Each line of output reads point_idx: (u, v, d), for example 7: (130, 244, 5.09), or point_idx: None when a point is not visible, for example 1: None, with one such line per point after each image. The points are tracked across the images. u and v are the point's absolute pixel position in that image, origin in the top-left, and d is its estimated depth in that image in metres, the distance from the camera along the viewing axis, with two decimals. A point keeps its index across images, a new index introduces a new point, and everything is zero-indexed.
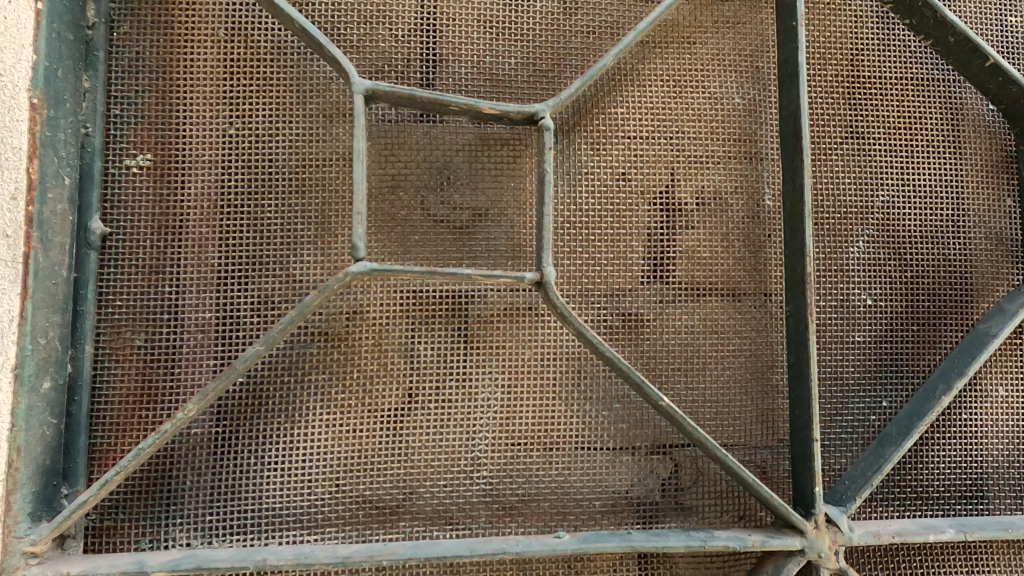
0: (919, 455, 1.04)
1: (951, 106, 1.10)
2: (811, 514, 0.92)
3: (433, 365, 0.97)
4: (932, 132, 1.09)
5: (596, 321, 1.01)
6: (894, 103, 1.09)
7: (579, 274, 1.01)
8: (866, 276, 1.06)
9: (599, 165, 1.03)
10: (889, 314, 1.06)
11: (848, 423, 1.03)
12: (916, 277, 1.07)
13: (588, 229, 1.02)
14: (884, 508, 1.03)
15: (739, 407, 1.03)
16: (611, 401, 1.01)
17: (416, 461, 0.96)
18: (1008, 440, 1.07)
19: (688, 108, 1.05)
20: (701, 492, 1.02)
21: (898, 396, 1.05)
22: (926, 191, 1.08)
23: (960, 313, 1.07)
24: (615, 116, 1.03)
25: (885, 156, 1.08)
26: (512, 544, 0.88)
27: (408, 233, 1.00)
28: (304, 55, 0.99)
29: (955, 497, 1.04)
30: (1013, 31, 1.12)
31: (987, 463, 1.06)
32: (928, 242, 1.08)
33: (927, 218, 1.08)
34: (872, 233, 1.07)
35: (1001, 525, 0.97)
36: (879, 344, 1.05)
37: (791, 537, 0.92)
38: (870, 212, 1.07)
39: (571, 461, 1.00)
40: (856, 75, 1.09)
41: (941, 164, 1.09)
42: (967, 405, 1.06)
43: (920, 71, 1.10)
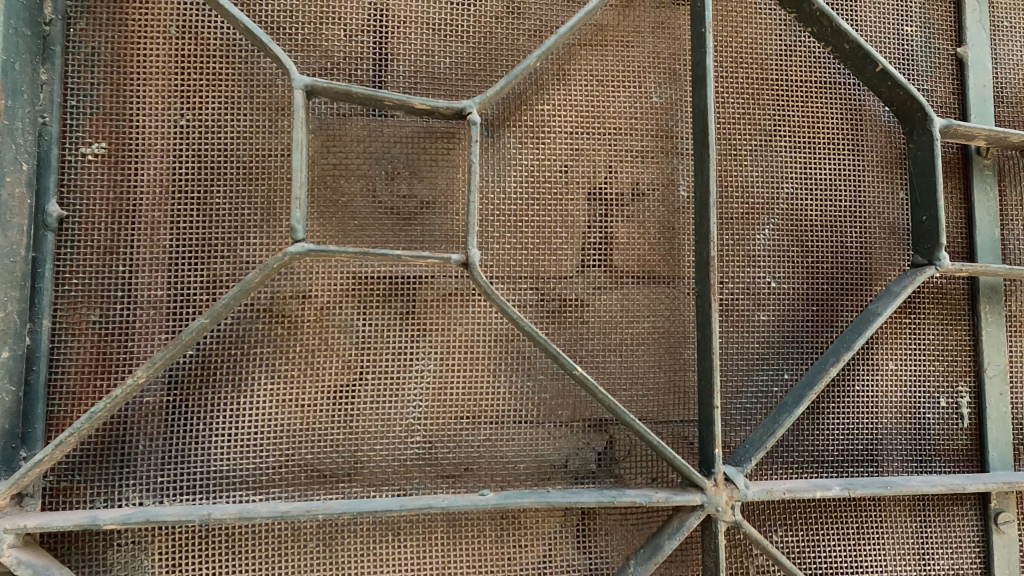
0: (816, 422, 1.15)
1: (850, 108, 1.21)
2: (711, 474, 1.03)
3: (371, 339, 1.06)
4: (833, 131, 1.20)
5: (522, 300, 1.11)
6: (798, 104, 1.19)
7: (508, 258, 1.11)
8: (770, 261, 1.17)
9: (526, 158, 1.12)
10: (791, 295, 1.17)
11: (752, 394, 1.14)
12: (816, 262, 1.18)
13: (516, 216, 1.11)
14: (783, 470, 1.14)
15: (653, 379, 1.13)
16: (535, 373, 1.11)
17: (354, 428, 1.05)
18: (898, 409, 1.18)
19: (610, 107, 1.15)
20: (619, 458, 1.12)
21: (797, 369, 1.16)
22: (827, 185, 1.19)
23: (855, 295, 1.19)
24: (542, 113, 1.13)
25: (790, 152, 1.19)
26: (439, 500, 0.97)
27: (349, 219, 1.09)
28: (251, 53, 1.07)
29: (848, 461, 1.16)
30: (908, 39, 1.23)
31: (878, 430, 1.18)
32: (827, 231, 1.19)
33: (828, 209, 1.19)
34: (777, 222, 1.17)
35: (883, 483, 1.08)
36: (782, 322, 1.16)
37: (692, 493, 1.02)
38: (775, 203, 1.18)
39: (499, 428, 1.09)
40: (764, 77, 1.19)
41: (841, 159, 1.20)
42: (860, 378, 1.17)
43: (823, 76, 1.21)
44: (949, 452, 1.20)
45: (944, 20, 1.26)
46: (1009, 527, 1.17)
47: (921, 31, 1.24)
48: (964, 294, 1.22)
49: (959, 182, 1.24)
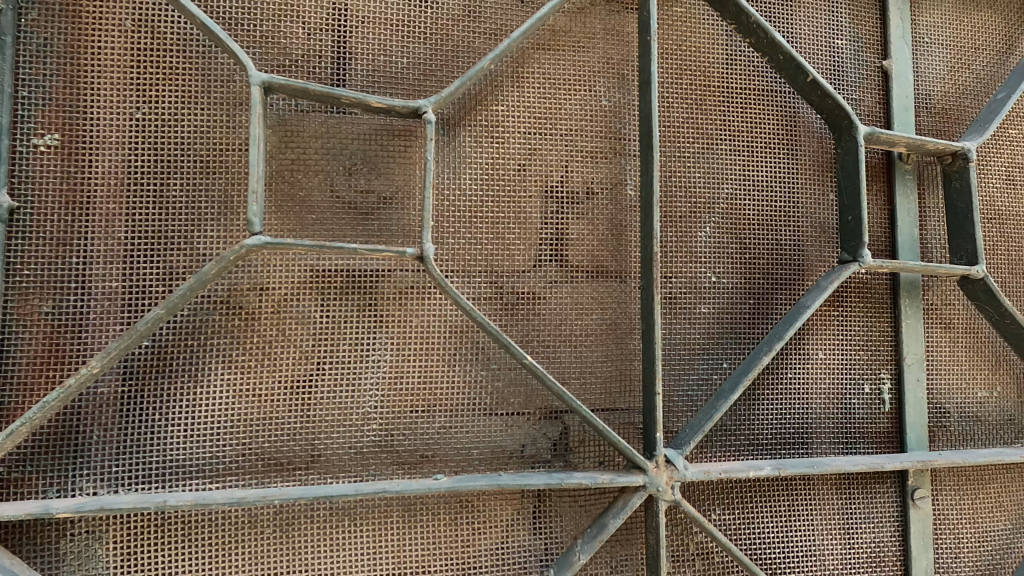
0: (751, 408, 1.24)
1: (786, 114, 1.30)
2: (653, 456, 1.09)
3: (327, 330, 1.09)
4: (770, 135, 1.29)
5: (476, 293, 1.15)
6: (738, 110, 1.27)
7: (463, 252, 1.15)
8: (710, 257, 1.24)
9: (480, 156, 1.17)
10: (730, 289, 1.25)
11: (693, 381, 1.22)
12: (754, 259, 1.26)
13: (471, 212, 1.16)
14: (721, 453, 1.22)
15: (600, 368, 1.19)
16: (488, 362, 1.15)
17: (311, 416, 1.08)
18: (826, 395, 1.28)
19: (561, 109, 1.21)
20: (568, 443, 1.18)
21: (735, 358, 1.23)
22: (764, 186, 1.28)
23: (789, 289, 1.27)
24: (496, 114, 1.18)
25: (730, 155, 1.27)
26: (393, 484, 1.01)
27: (306, 212, 1.11)
28: (208, 48, 1.08)
29: (781, 443, 1.25)
30: (838, 52, 1.33)
31: (809, 415, 1.27)
32: (764, 229, 1.27)
33: (764, 209, 1.27)
34: (717, 221, 1.25)
35: (810, 463, 1.17)
36: (721, 314, 1.24)
37: (635, 475, 1.09)
38: (716, 203, 1.25)
39: (453, 415, 1.14)
40: (707, 84, 1.26)
41: (777, 163, 1.29)
42: (792, 366, 1.26)
43: (761, 84, 1.29)
44: (873, 434, 1.30)
45: (871, 34, 1.35)
46: (925, 502, 1.28)
47: (850, 45, 1.34)
48: (886, 288, 1.32)
49: (883, 185, 1.34)
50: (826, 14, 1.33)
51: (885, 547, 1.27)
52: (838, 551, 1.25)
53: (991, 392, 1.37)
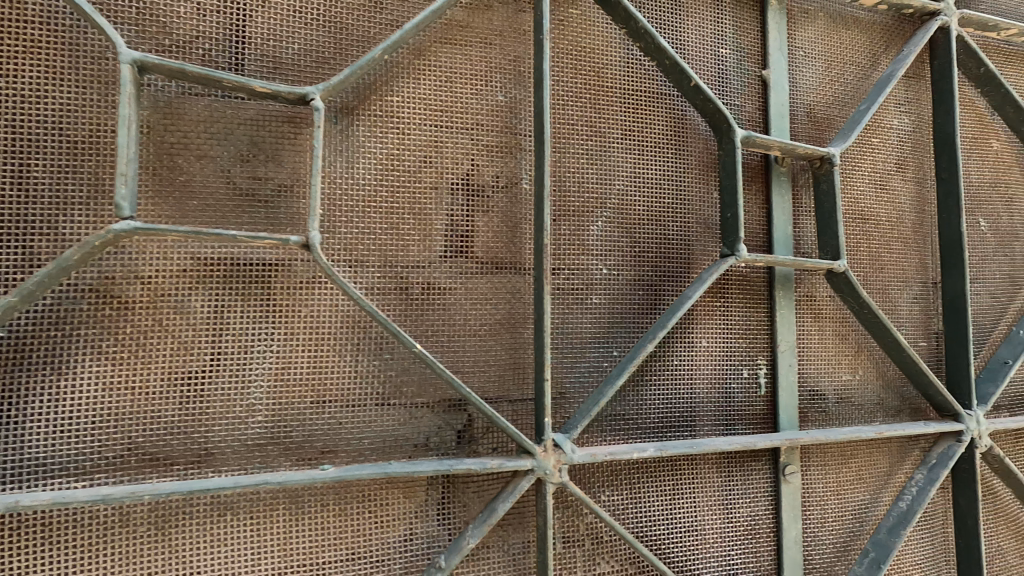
0: (638, 393, 1.31)
1: (674, 116, 1.38)
2: (541, 441, 1.14)
3: (209, 320, 1.06)
4: (658, 136, 1.36)
5: (369, 283, 1.15)
6: (629, 111, 1.34)
7: (356, 242, 1.15)
8: (602, 250, 1.30)
9: (375, 146, 1.17)
10: (620, 280, 1.31)
11: (585, 369, 1.27)
12: (643, 252, 1.33)
13: (364, 202, 1.16)
14: (610, 437, 1.28)
15: (493, 356, 1.22)
16: (381, 352, 1.16)
17: (191, 409, 1.04)
18: (708, 380, 1.37)
19: (458, 102, 1.23)
20: (460, 430, 1.20)
21: (624, 346, 1.30)
22: (652, 183, 1.35)
23: (675, 281, 1.35)
24: (391, 104, 1.18)
25: (621, 153, 1.33)
26: (275, 476, 0.98)
27: (187, 198, 1.07)
28: (76, 22, 1.02)
29: (667, 426, 1.32)
30: (722, 60, 1.43)
31: (692, 399, 1.35)
32: (652, 224, 1.34)
33: (653, 205, 1.35)
34: (609, 215, 1.31)
35: (690, 444, 1.25)
36: (612, 304, 1.30)
37: (523, 459, 1.12)
38: (607, 198, 1.31)
39: (343, 406, 1.13)
40: (601, 85, 1.32)
41: (665, 162, 1.36)
42: (677, 353, 1.34)
43: (651, 86, 1.36)
44: (750, 416, 1.40)
45: (752, 45, 1.46)
46: (794, 477, 1.39)
47: (733, 54, 1.44)
48: (763, 281, 1.43)
49: (760, 186, 1.45)
50: (712, 24, 1.42)
51: (759, 520, 1.38)
52: (717, 525, 1.34)
53: (853, 375, 1.51)
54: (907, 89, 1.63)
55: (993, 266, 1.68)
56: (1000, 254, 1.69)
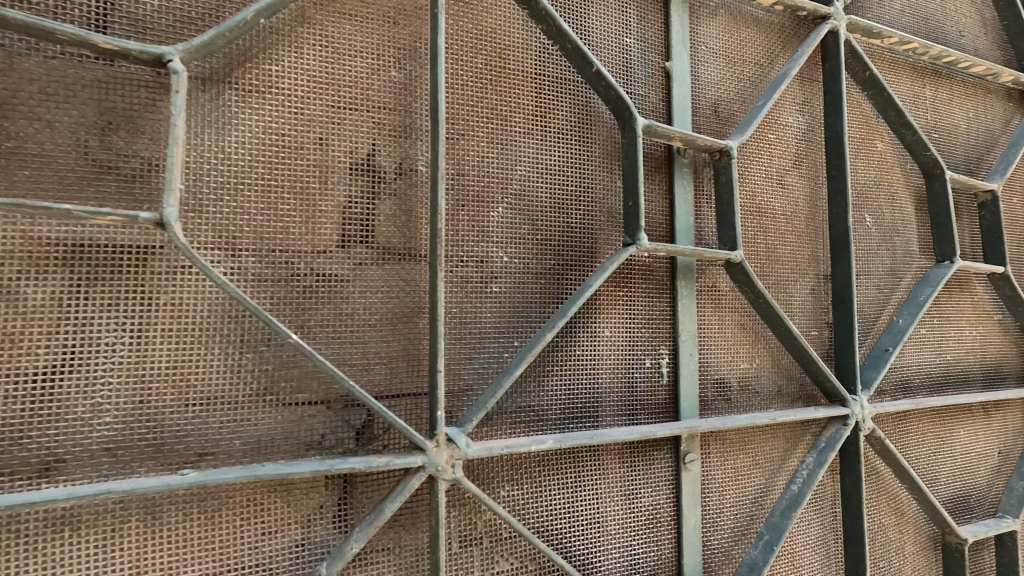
0: (539, 384, 1.28)
1: (578, 102, 1.36)
2: (433, 436, 1.08)
3: (45, 310, 0.99)
4: (562, 121, 1.34)
5: (240, 269, 1.07)
6: (532, 95, 1.32)
7: (227, 224, 1.07)
8: (502, 237, 1.27)
9: (251, 118, 1.09)
10: (522, 268, 1.28)
11: (484, 360, 1.22)
12: (545, 241, 1.30)
13: (238, 179, 1.08)
14: (511, 430, 1.25)
15: (385, 347, 1.16)
16: (255, 345, 1.10)
17: (21, 410, 0.96)
18: (610, 370, 1.37)
19: (347, 75, 1.16)
20: (354, 426, 1.16)
21: (525, 336, 1.26)
22: (556, 170, 1.33)
23: (578, 270, 1.33)
24: (269, 74, 1.10)
25: (523, 137, 1.30)
26: (120, 484, 0.89)
27: (17, 167, 0.99)
28: None
29: (568, 418, 1.31)
30: (627, 49, 1.43)
31: (594, 390, 1.35)
32: (554, 212, 1.32)
33: (556, 192, 1.33)
34: (509, 201, 1.28)
35: (590, 435, 1.23)
36: (513, 293, 1.26)
37: (414, 455, 1.07)
38: (508, 183, 1.28)
39: (209, 402, 1.06)
40: (502, 67, 1.29)
41: (568, 149, 1.35)
42: (578, 344, 1.33)
43: (555, 71, 1.34)
44: (652, 406, 1.41)
45: (656, 36, 1.47)
46: (694, 465, 1.41)
47: (638, 44, 1.44)
48: (666, 271, 1.44)
49: (664, 177, 1.46)
50: (617, 12, 1.42)
51: (660, 509, 1.39)
52: (618, 517, 1.34)
53: (751, 363, 1.55)
54: (801, 89, 1.71)
55: (877, 260, 1.79)
56: (883, 249, 1.80)
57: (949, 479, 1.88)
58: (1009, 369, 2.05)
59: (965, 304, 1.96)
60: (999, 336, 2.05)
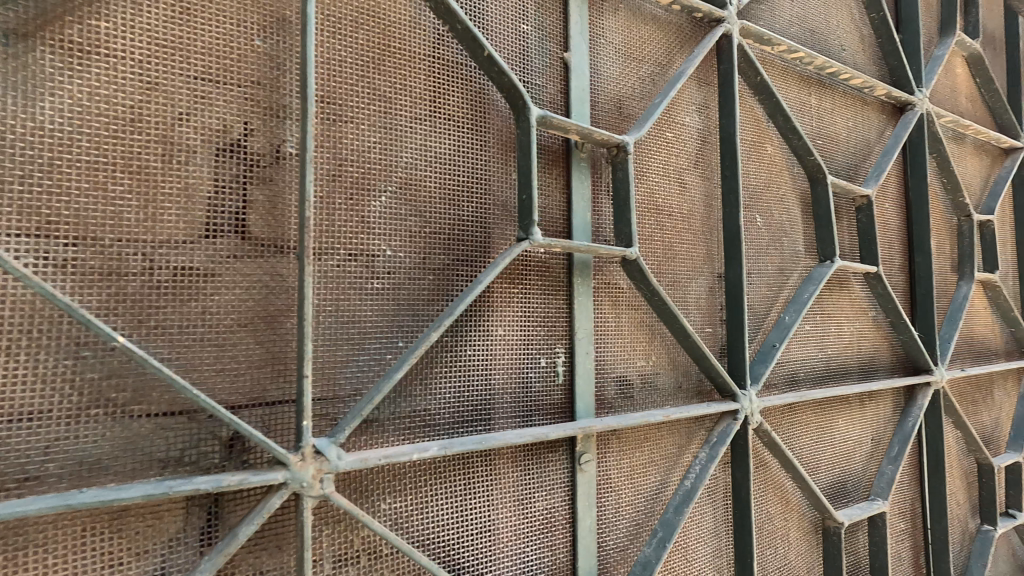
0: (425, 387, 1.21)
1: (471, 89, 1.29)
2: (299, 448, 0.97)
3: None
4: (453, 108, 1.27)
5: (61, 259, 0.96)
6: (421, 77, 1.23)
7: (41, 203, 0.95)
8: (385, 228, 1.17)
9: (75, 82, 0.98)
10: (408, 262, 1.19)
11: (365, 362, 1.12)
12: (434, 233, 1.22)
13: (57, 150, 0.96)
14: (394, 438, 1.16)
15: (244, 351, 1.07)
16: (78, 350, 0.98)
17: None
18: (503, 370, 1.32)
19: (199, 42, 1.07)
20: (220, 438, 1.06)
21: (410, 336, 1.17)
22: (446, 159, 1.25)
23: (470, 266, 1.26)
24: (100, 32, 1.00)
25: (410, 122, 1.21)
26: None
27: None
28: None
29: (457, 422, 1.24)
30: (524, 37, 1.39)
31: (486, 391, 1.29)
32: (444, 203, 1.24)
33: (445, 183, 1.25)
34: (393, 190, 1.18)
35: (478, 439, 1.16)
36: (397, 289, 1.17)
37: (274, 472, 0.95)
38: (393, 170, 1.19)
39: (16, 416, 0.93)
40: (388, 45, 1.20)
41: (458, 138, 1.27)
42: (468, 343, 1.27)
43: (447, 54, 1.26)
44: (547, 407, 1.37)
45: (554, 26, 1.44)
46: (589, 465, 1.39)
47: (535, 32, 1.41)
48: (562, 268, 1.41)
49: (561, 170, 1.43)
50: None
51: (554, 512, 1.36)
52: (509, 522, 1.29)
53: (648, 360, 1.55)
54: (698, 91, 1.74)
55: (767, 259, 1.86)
56: (772, 249, 1.87)
57: (828, 467, 2.00)
58: (880, 362, 2.22)
59: (843, 301, 2.09)
60: (873, 331, 2.21)
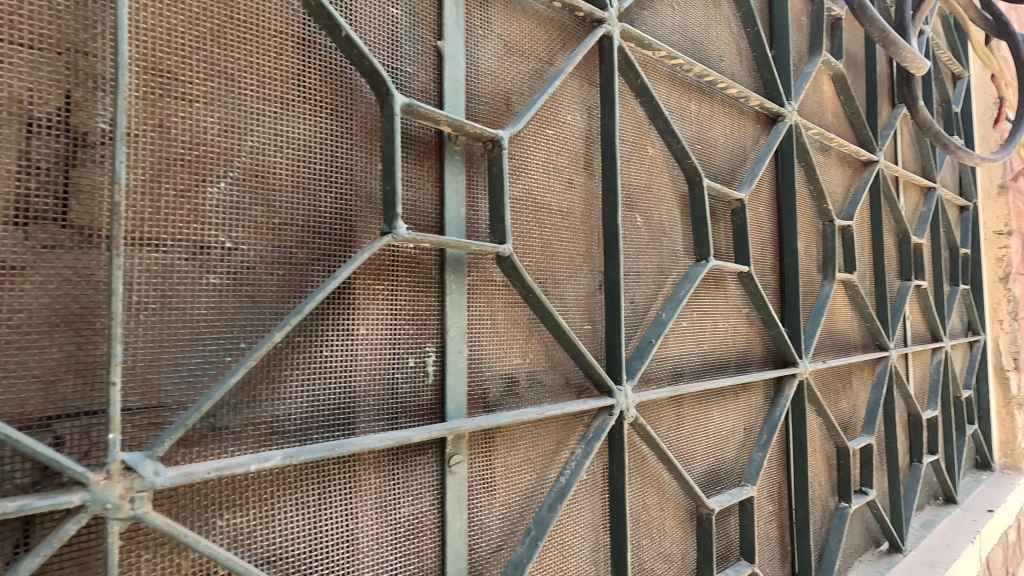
0: (273, 391, 1.12)
1: (332, 70, 1.21)
2: (104, 464, 0.86)
3: None
4: (309, 89, 1.18)
5: None
6: (271, 54, 1.13)
7: None
8: (224, 218, 1.07)
9: None
10: (252, 256, 1.10)
11: (197, 366, 1.01)
12: (284, 226, 1.13)
13: None
14: (233, 449, 1.07)
15: (41, 357, 0.94)
16: None
17: None
18: (367, 371, 1.25)
19: None
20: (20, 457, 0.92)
21: (255, 337, 1.08)
22: (299, 145, 1.17)
23: (327, 261, 1.18)
24: None
25: (256, 102, 1.12)
26: None
27: None
28: None
29: (312, 428, 1.16)
30: (393, 21, 1.33)
31: (347, 394, 1.22)
32: (297, 193, 1.15)
33: (299, 171, 1.16)
34: (234, 176, 1.09)
35: (330, 446, 1.09)
36: (238, 285, 1.07)
37: (71, 494, 0.83)
38: (234, 155, 1.09)
39: None
40: (231, 16, 1.09)
41: (313, 121, 1.18)
42: (327, 343, 1.19)
43: (302, 31, 1.17)
44: (416, 409, 1.31)
45: (427, 12, 1.39)
46: (460, 467, 1.35)
47: (406, 17, 1.35)
48: (435, 264, 1.36)
49: (434, 162, 1.38)
50: None
51: (423, 517, 1.31)
52: (372, 531, 1.24)
53: (525, 358, 1.54)
54: (582, 89, 1.75)
55: (646, 258, 1.92)
56: (651, 248, 1.94)
57: (703, 457, 2.11)
58: (753, 356, 2.37)
59: (718, 298, 2.21)
60: (747, 327, 2.35)
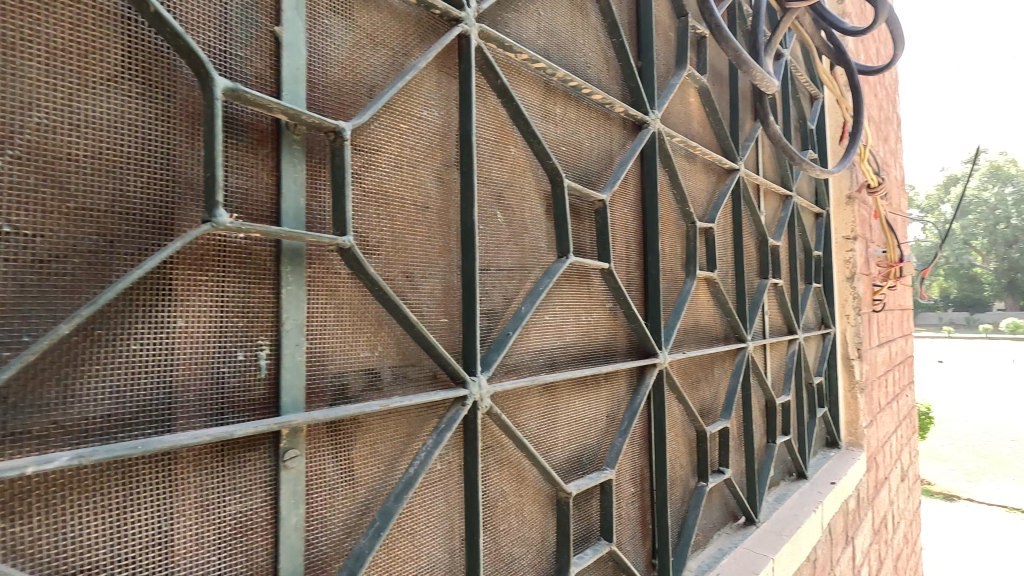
0: (69, 385, 1.04)
1: (140, 47, 1.15)
2: None
3: None
4: (113, 65, 1.12)
5: None
6: (63, 24, 1.07)
7: None
8: (4, 199, 0.99)
9: None
10: (40, 242, 1.03)
11: None
12: (81, 210, 1.07)
13: None
14: (13, 450, 0.98)
15: None
16: None
17: None
18: (187, 364, 1.20)
19: None
20: None
21: (43, 328, 1.01)
22: (100, 124, 1.11)
23: (135, 248, 1.13)
24: None
25: (45, 75, 1.05)
26: None
27: None
28: None
29: (116, 425, 1.10)
30: (223, 2, 1.28)
31: (160, 389, 1.16)
32: (96, 175, 1.10)
33: (98, 151, 1.10)
34: (16, 154, 1.01)
35: (133, 444, 1.03)
36: (21, 273, 1.00)
37: None
38: (16, 130, 1.01)
39: None
40: None
41: (118, 100, 1.13)
42: (136, 336, 1.13)
43: (105, 3, 1.11)
44: (246, 403, 1.27)
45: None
46: (295, 461, 1.33)
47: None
48: (270, 254, 1.33)
49: (271, 150, 1.34)
50: None
51: (253, 514, 1.28)
52: (190, 531, 1.19)
53: (373, 350, 1.55)
54: (441, 86, 1.79)
55: (506, 253, 2.00)
56: (511, 243, 2.02)
57: (564, 443, 2.24)
58: (615, 347, 2.53)
59: (581, 293, 2.34)
60: (610, 320, 2.52)
